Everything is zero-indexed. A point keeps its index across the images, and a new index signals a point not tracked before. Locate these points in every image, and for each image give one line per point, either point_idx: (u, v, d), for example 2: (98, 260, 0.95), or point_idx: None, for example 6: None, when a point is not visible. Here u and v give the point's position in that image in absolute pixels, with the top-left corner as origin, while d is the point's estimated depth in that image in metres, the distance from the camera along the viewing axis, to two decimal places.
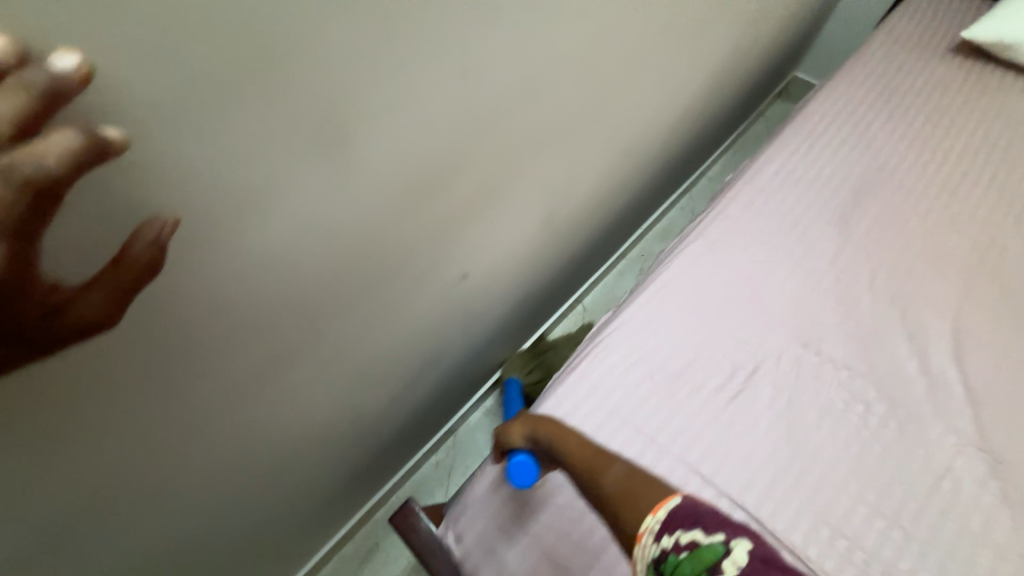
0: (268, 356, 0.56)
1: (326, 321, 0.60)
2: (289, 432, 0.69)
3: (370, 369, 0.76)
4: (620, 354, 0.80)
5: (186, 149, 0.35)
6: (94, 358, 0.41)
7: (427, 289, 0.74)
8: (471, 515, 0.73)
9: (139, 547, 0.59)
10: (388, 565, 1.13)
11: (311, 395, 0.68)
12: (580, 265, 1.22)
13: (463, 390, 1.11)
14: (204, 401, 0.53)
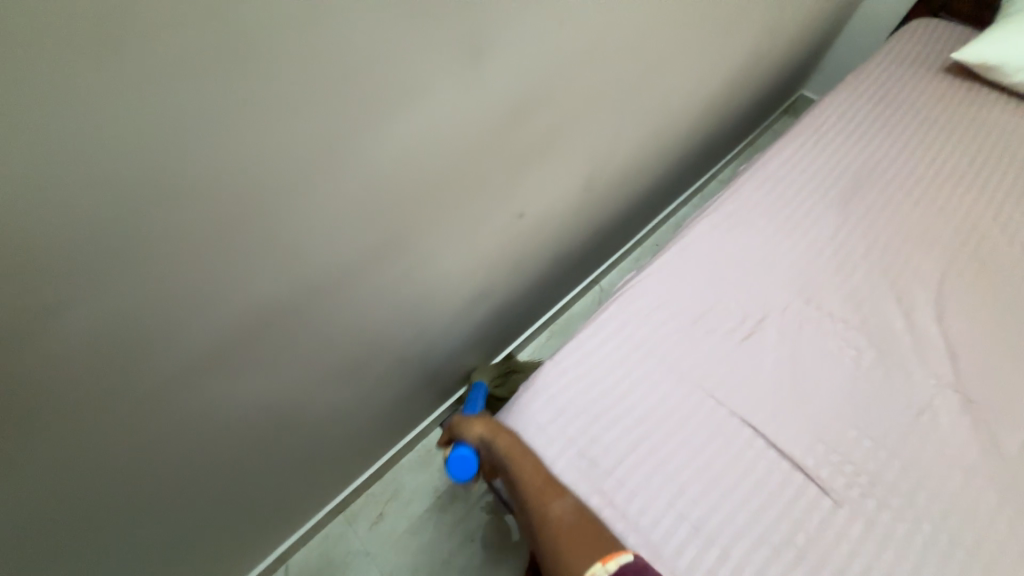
0: (367, 255, 0.68)
1: (411, 234, 0.71)
2: (360, 337, 0.80)
3: (431, 300, 0.86)
4: (648, 299, 0.92)
5: (362, 50, 0.48)
6: (262, 226, 0.52)
7: (492, 229, 0.82)
8: (518, 419, 0.79)
9: (234, 415, 0.71)
10: (411, 506, 1.21)
11: (380, 307, 0.78)
12: (605, 242, 1.34)
13: (494, 344, 1.22)
14: (313, 287, 0.64)
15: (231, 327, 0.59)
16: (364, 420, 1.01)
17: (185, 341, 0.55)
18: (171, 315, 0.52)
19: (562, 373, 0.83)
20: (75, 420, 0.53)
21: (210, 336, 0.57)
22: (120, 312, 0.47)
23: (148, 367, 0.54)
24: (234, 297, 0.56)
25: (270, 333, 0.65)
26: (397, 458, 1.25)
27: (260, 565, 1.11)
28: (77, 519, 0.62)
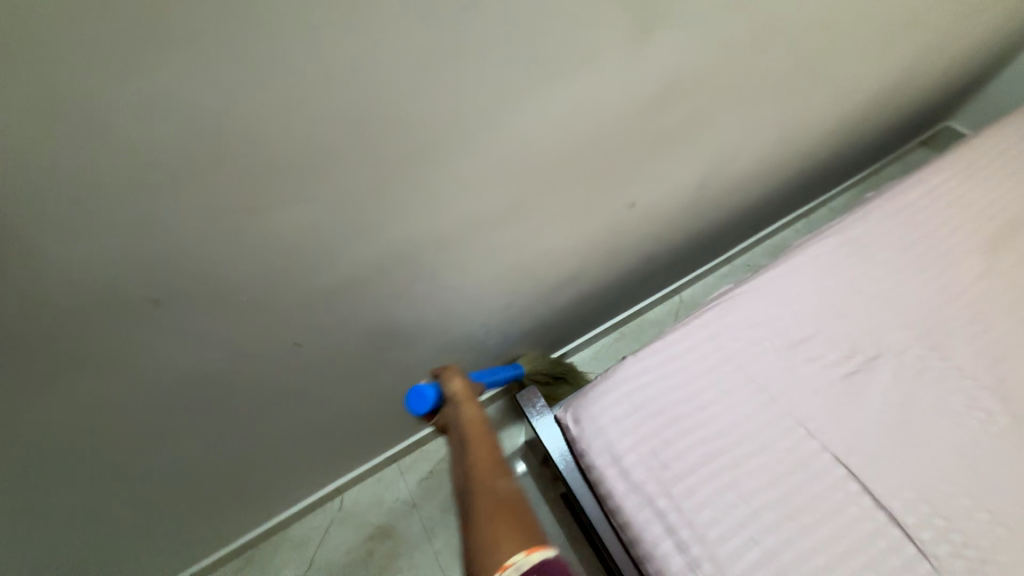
0: (489, 221, 0.68)
1: (533, 206, 0.71)
2: (460, 308, 0.81)
3: (529, 282, 0.86)
4: (744, 314, 0.88)
5: (529, 13, 0.50)
6: (411, 173, 0.57)
7: (602, 214, 0.82)
8: (594, 406, 0.79)
9: (340, 355, 0.76)
10: None
11: (484, 281, 0.78)
12: (695, 253, 1.29)
13: (565, 335, 1.22)
14: (435, 243, 0.67)
15: (361, 267, 0.64)
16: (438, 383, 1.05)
17: (325, 269, 0.61)
18: (321, 240, 0.58)
19: (643, 372, 0.81)
20: (230, 316, 0.61)
21: (343, 269, 0.63)
22: (288, 229, 0.55)
23: (292, 285, 0.61)
24: (372, 238, 0.61)
25: (389, 281, 0.68)
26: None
27: (316, 495, 1.19)
28: (204, 404, 0.72)
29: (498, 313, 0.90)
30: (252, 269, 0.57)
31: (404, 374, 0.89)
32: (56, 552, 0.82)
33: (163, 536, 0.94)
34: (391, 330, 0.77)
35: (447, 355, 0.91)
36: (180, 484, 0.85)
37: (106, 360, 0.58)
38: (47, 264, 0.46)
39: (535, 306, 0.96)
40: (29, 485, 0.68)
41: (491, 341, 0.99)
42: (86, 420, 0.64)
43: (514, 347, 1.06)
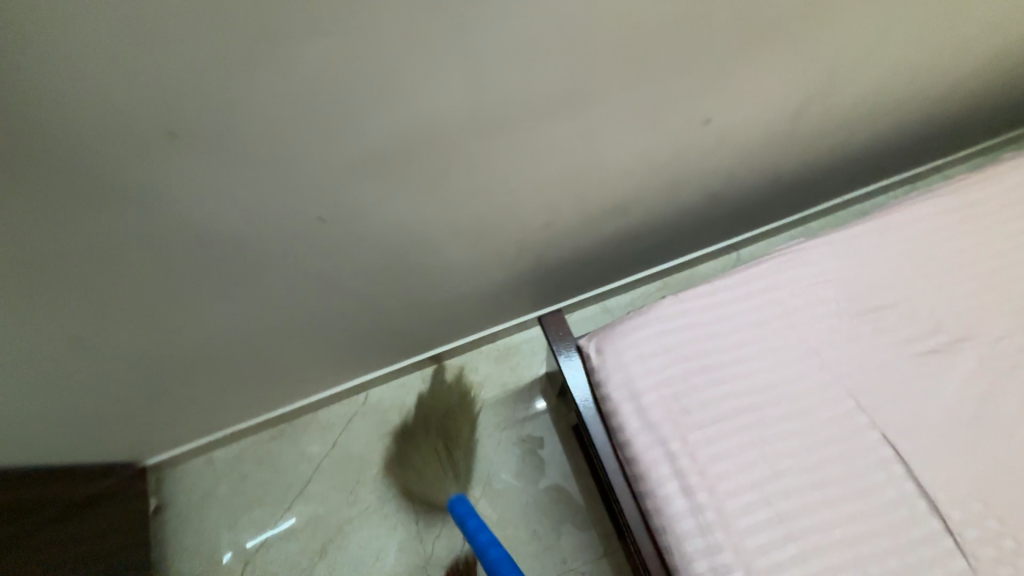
0: (542, 118, 0.60)
1: (592, 106, 0.62)
2: (497, 219, 0.76)
3: (573, 201, 0.79)
4: (812, 270, 0.78)
5: None
6: (464, 40, 0.48)
7: (669, 129, 0.71)
8: (620, 339, 0.74)
9: (372, 254, 0.73)
10: (479, 390, 1.29)
11: (526, 192, 0.72)
12: (765, 205, 1.15)
13: (603, 274, 1.16)
14: (480, 139, 0.60)
15: (397, 157, 0.57)
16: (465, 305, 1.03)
17: (361, 148, 0.54)
18: (356, 114, 0.50)
19: (683, 314, 0.75)
20: (255, 198, 0.55)
21: (382, 159, 0.56)
22: (322, 87, 0.46)
23: (327, 158, 0.54)
24: (412, 123, 0.53)
25: (427, 179, 0.62)
26: (476, 344, 1.32)
27: (345, 386, 1.28)
28: (230, 283, 0.68)
29: (534, 234, 0.84)
30: (283, 132, 0.49)
31: (432, 284, 0.88)
32: (97, 408, 0.85)
33: (203, 403, 1.00)
34: (423, 235, 0.73)
35: (476, 270, 0.88)
36: (214, 361, 0.86)
37: (119, 210, 0.51)
38: (40, 63, 0.37)
39: (577, 233, 0.90)
40: (57, 340, 0.65)
41: (524, 266, 0.95)
42: (106, 277, 0.59)
43: (546, 274, 1.02)
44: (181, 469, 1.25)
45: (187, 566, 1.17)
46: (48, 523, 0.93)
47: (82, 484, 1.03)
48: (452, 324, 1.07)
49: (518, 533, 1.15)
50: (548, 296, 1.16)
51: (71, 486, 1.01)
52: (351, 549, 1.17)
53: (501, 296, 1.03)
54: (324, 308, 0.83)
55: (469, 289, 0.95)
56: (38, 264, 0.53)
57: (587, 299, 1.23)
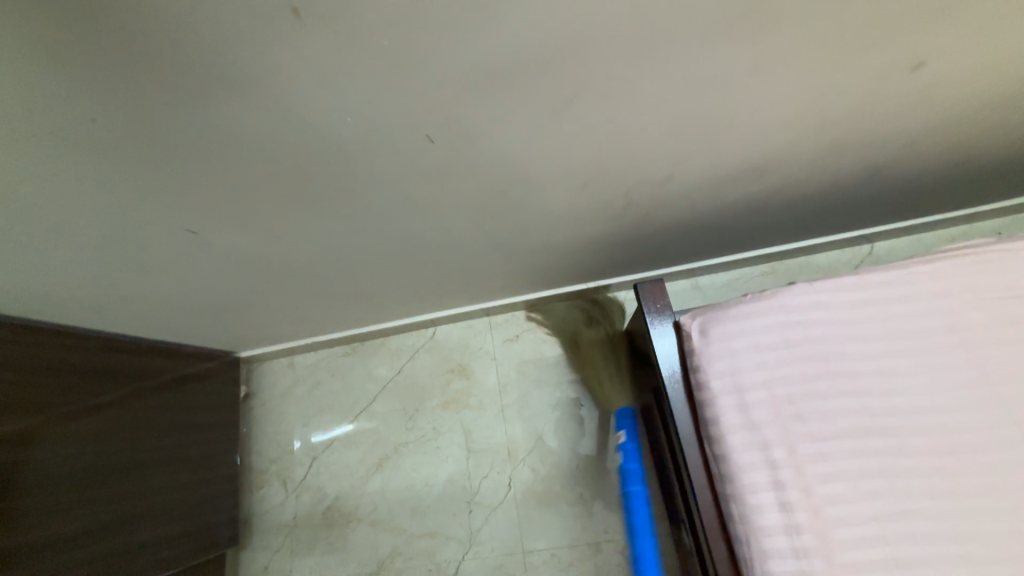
0: (710, 39, 0.48)
1: (780, 28, 0.48)
2: (611, 163, 0.67)
3: (703, 152, 0.67)
4: (1005, 281, 0.61)
5: None
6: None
7: (861, 69, 0.56)
8: (732, 324, 0.64)
9: (471, 186, 0.68)
10: (545, 346, 1.26)
11: (654, 132, 0.62)
12: (931, 192, 0.93)
13: (704, 247, 1.03)
14: (627, 60, 0.50)
15: (530, 69, 0.49)
16: (548, 258, 0.97)
17: (489, 53, 0.46)
18: (499, 5, 0.42)
19: (817, 307, 0.63)
20: (369, 105, 0.51)
21: (511, 69, 0.49)
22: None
23: (451, 68, 0.47)
24: (553, 32, 0.45)
25: (553, 102, 0.54)
26: (548, 299, 1.27)
27: (416, 318, 1.30)
28: (328, 196, 0.67)
29: (645, 188, 0.74)
30: (415, 21, 0.42)
31: (521, 228, 0.83)
32: (203, 295, 0.92)
33: (291, 308, 1.07)
34: (526, 172, 0.66)
35: (569, 219, 0.81)
36: (304, 272, 0.89)
37: (229, 94, 0.47)
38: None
39: (695, 193, 0.78)
40: (173, 230, 0.69)
41: (621, 224, 0.86)
42: (213, 169, 0.58)
43: (642, 236, 0.92)
44: (267, 365, 1.38)
45: (266, 449, 1.32)
46: (155, 390, 1.08)
47: (183, 363, 1.17)
48: (531, 272, 1.02)
49: (564, 493, 1.15)
50: (639, 261, 1.06)
51: (174, 363, 1.14)
52: (404, 469, 1.24)
53: (588, 252, 0.96)
54: (412, 236, 0.81)
55: (557, 240, 0.88)
56: (151, 144, 0.52)
57: (679, 271, 1.12)
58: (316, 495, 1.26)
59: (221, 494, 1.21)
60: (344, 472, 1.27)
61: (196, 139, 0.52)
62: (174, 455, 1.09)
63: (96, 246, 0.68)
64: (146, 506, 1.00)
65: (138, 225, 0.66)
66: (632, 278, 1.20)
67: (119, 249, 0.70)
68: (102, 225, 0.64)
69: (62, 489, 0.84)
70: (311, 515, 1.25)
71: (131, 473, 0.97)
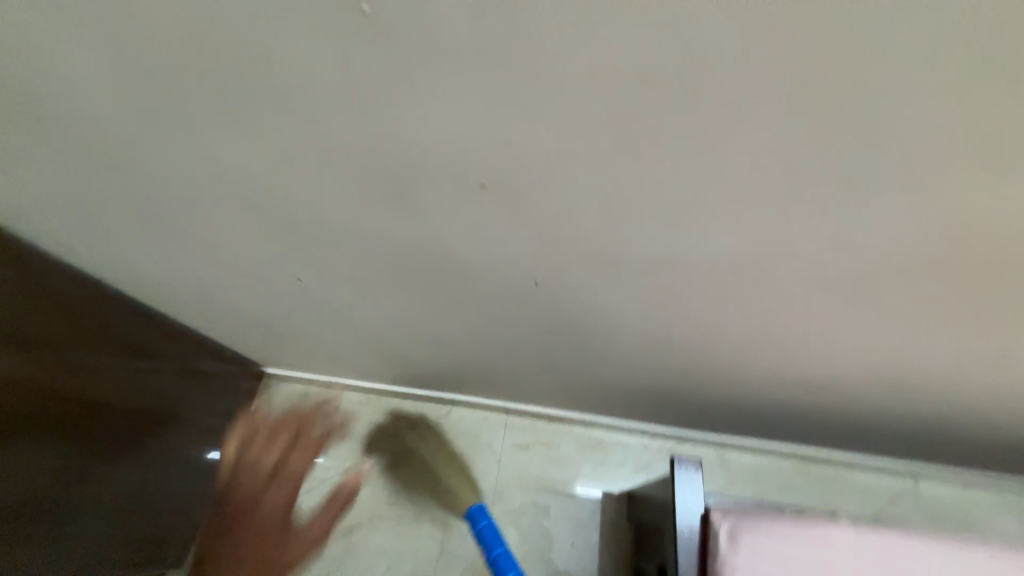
0: (779, 273, 0.59)
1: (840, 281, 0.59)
2: (677, 327, 0.74)
3: (756, 343, 0.75)
4: None
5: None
6: (802, 182, 0.47)
7: (915, 321, 0.65)
8: (765, 542, 0.61)
9: (543, 316, 0.76)
10: (551, 466, 1.23)
11: (726, 316, 0.70)
12: (950, 445, 0.98)
13: (730, 426, 1.07)
14: (717, 264, 0.60)
15: (636, 249, 0.59)
16: (584, 387, 1.01)
17: (607, 233, 0.57)
18: (631, 207, 0.53)
19: (855, 556, 0.60)
20: (495, 241, 0.61)
21: (627, 245, 0.59)
22: (628, 176, 0.49)
23: (573, 235, 0.58)
24: (664, 233, 0.56)
25: (643, 277, 0.64)
26: (568, 420, 1.26)
27: (438, 394, 1.32)
28: (419, 287, 0.75)
29: (690, 361, 0.82)
30: (564, 197, 0.53)
31: (570, 359, 0.89)
32: (268, 320, 1.00)
33: (334, 351, 1.11)
34: (597, 320, 0.74)
35: (614, 364, 0.87)
36: (363, 332, 0.96)
37: (390, 198, 0.57)
38: (457, 67, 0.41)
39: (732, 377, 0.85)
40: (283, 272, 0.79)
41: (658, 381, 0.92)
42: (342, 240, 0.67)
43: (673, 397, 0.98)
44: (283, 386, 1.39)
45: None
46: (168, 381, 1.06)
47: (150, 379, 1.01)
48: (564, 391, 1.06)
49: None
50: (664, 415, 1.10)
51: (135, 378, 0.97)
52: (372, 544, 1.19)
53: (620, 393, 1.01)
54: (471, 336, 0.88)
55: (596, 376, 0.94)
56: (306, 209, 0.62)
57: (708, 440, 1.15)
58: None
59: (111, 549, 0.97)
60: (313, 526, 1.22)
61: (351, 219, 0.62)
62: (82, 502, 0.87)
63: (212, 254, 0.76)
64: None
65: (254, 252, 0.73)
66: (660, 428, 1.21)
67: (232, 268, 0.80)
68: (236, 251, 0.74)
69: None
70: None
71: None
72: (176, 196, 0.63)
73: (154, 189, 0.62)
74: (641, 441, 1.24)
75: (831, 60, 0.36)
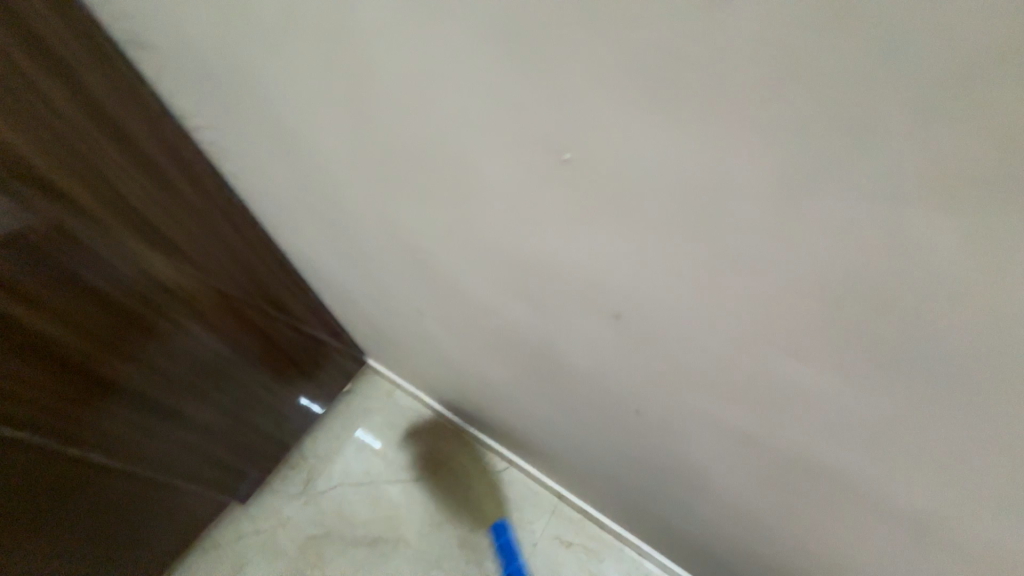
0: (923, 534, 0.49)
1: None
2: (760, 503, 0.65)
3: (850, 562, 0.63)
4: None
5: None
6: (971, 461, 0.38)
7: None
8: None
9: (622, 431, 0.74)
10: (583, 573, 1.19)
11: (814, 522, 0.60)
12: None
13: None
14: (840, 484, 0.51)
15: (747, 426, 0.53)
16: (638, 506, 0.96)
17: (721, 400, 0.53)
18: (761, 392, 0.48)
19: None
20: (602, 355, 0.62)
21: (731, 419, 0.55)
22: (769, 369, 0.45)
23: (681, 383, 0.56)
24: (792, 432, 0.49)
25: (748, 452, 0.58)
26: (614, 533, 1.21)
27: (500, 449, 1.33)
28: (513, 358, 0.79)
29: (764, 538, 0.74)
30: (688, 354, 0.51)
31: (633, 475, 0.86)
32: (386, 330, 1.14)
33: (428, 374, 1.22)
34: (676, 458, 0.70)
35: (679, 501, 0.82)
36: (454, 370, 1.05)
37: (520, 289, 0.62)
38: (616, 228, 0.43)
39: (807, 575, 0.75)
40: (410, 301, 0.89)
41: (720, 538, 0.84)
42: (468, 301, 0.73)
43: (733, 561, 0.88)
44: (374, 379, 1.52)
45: (318, 441, 1.43)
46: (292, 338, 1.21)
47: (277, 333, 1.16)
48: (620, 502, 1.03)
49: None
50: (718, 573, 0.99)
51: (276, 343, 1.17)
52: (390, 565, 1.23)
53: (676, 532, 0.94)
54: (546, 414, 0.91)
55: (655, 503, 0.89)
56: (450, 267, 0.69)
57: None
58: (317, 516, 1.31)
59: (201, 475, 1.14)
60: (347, 519, 1.30)
61: (480, 291, 0.69)
62: (187, 425, 1.03)
63: (366, 265, 0.89)
64: (103, 458, 0.91)
65: (396, 278, 0.85)
66: None
67: (375, 281, 0.92)
68: (384, 271, 0.86)
69: (25, 405, 0.76)
70: (298, 531, 1.29)
71: (132, 416, 0.92)
72: (362, 222, 0.76)
73: (345, 210, 0.76)
74: None
75: (959, 337, 0.32)
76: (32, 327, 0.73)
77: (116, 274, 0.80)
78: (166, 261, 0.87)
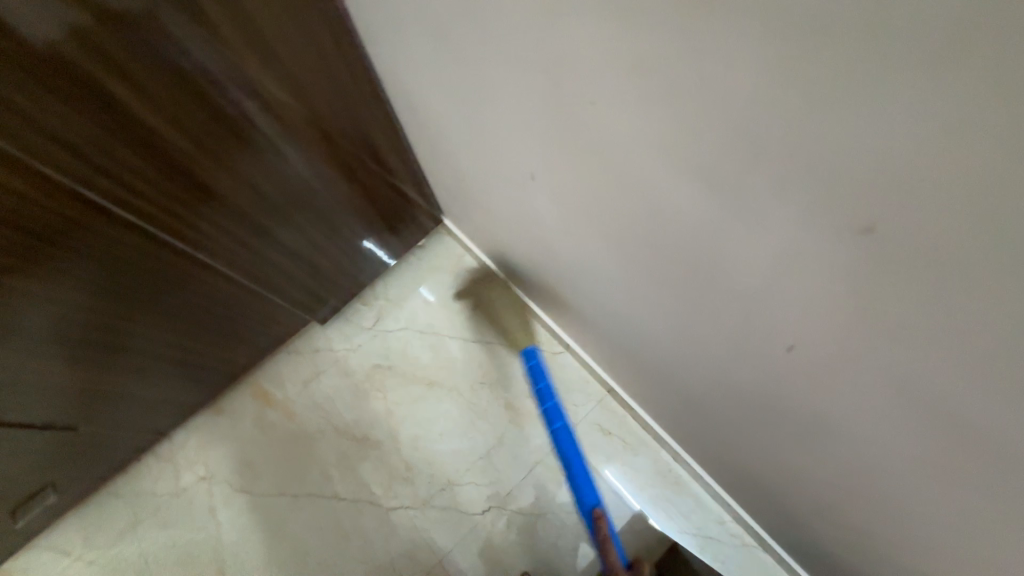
0: None
1: None
2: (857, 464, 0.60)
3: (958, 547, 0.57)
4: None
5: None
6: None
7: None
8: None
9: (727, 354, 0.69)
10: (613, 458, 1.27)
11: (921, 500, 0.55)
12: None
13: (810, 554, 0.96)
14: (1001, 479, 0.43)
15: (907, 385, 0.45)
16: (699, 420, 0.96)
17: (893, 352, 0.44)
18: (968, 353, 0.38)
19: None
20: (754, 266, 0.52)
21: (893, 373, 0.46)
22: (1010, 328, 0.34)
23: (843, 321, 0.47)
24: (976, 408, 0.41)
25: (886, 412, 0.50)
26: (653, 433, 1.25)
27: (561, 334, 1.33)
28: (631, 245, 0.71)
29: (834, 495, 0.70)
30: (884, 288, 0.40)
31: (710, 397, 0.83)
32: (478, 194, 1.07)
33: (511, 248, 1.18)
34: (778, 396, 0.65)
35: (751, 433, 0.79)
36: (546, 249, 0.99)
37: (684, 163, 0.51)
38: (928, 90, 0.29)
39: (860, 539, 0.73)
40: (523, 164, 0.80)
41: (779, 477, 0.82)
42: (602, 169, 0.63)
43: (779, 496, 0.88)
44: (447, 240, 1.51)
45: (390, 286, 1.49)
46: (380, 181, 1.17)
47: (363, 175, 1.11)
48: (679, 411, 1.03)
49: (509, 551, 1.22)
50: (754, 496, 1.01)
51: (364, 184, 1.13)
52: (440, 406, 1.36)
53: (730, 453, 0.94)
54: (638, 315, 0.86)
55: (722, 425, 0.88)
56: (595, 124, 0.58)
57: (764, 542, 1.11)
58: (383, 352, 1.43)
59: (290, 292, 1.23)
60: (410, 359, 1.42)
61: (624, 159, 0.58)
62: (278, 243, 1.07)
63: (480, 112, 0.78)
64: (205, 257, 0.97)
65: (513, 133, 0.75)
66: (730, 504, 1.14)
67: (486, 134, 0.82)
68: (501, 121, 0.75)
69: (135, 191, 0.78)
70: (367, 356, 1.43)
71: (229, 224, 0.95)
72: (494, 51, 0.64)
73: (478, 32, 0.64)
74: (703, 496, 1.21)
75: None
76: (131, 109, 0.69)
77: (215, 73, 0.74)
78: (260, 65, 0.78)
